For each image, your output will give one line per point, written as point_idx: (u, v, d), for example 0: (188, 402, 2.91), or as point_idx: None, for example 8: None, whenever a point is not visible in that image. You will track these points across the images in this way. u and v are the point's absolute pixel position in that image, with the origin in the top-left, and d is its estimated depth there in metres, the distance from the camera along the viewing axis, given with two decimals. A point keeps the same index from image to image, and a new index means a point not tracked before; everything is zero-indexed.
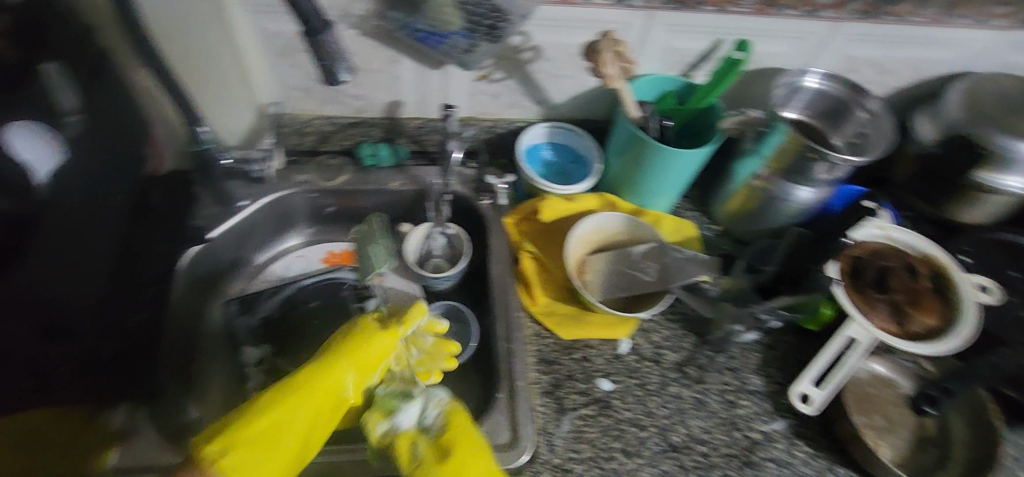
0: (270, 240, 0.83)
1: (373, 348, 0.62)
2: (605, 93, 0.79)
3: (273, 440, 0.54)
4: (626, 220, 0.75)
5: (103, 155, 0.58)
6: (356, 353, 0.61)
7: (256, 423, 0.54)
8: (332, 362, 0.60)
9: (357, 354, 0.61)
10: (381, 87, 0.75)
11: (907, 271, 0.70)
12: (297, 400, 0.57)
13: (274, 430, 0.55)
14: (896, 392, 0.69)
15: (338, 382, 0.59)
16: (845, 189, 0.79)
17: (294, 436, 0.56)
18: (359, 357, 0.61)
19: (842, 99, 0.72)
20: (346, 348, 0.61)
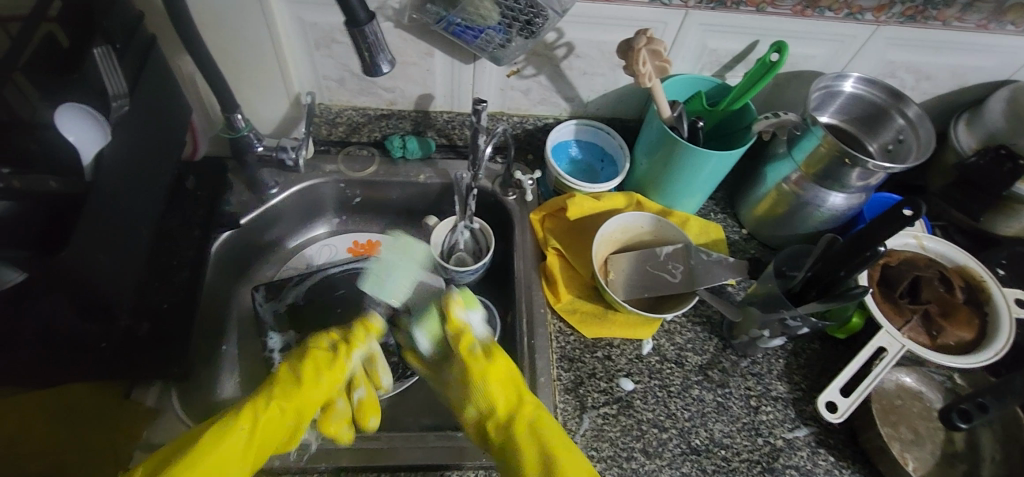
0: (300, 228, 0.86)
1: (309, 378, 0.61)
2: (636, 92, 0.79)
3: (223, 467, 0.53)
4: (653, 220, 0.74)
5: (146, 139, 0.60)
6: (309, 373, 0.61)
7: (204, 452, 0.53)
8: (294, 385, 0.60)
9: (312, 379, 0.61)
10: (413, 80, 0.75)
11: (942, 282, 0.68)
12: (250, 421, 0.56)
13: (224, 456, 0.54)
14: (924, 405, 0.68)
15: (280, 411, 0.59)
16: (880, 196, 0.77)
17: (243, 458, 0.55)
18: (310, 381, 0.61)
19: (880, 104, 0.70)
20: (307, 369, 0.62)
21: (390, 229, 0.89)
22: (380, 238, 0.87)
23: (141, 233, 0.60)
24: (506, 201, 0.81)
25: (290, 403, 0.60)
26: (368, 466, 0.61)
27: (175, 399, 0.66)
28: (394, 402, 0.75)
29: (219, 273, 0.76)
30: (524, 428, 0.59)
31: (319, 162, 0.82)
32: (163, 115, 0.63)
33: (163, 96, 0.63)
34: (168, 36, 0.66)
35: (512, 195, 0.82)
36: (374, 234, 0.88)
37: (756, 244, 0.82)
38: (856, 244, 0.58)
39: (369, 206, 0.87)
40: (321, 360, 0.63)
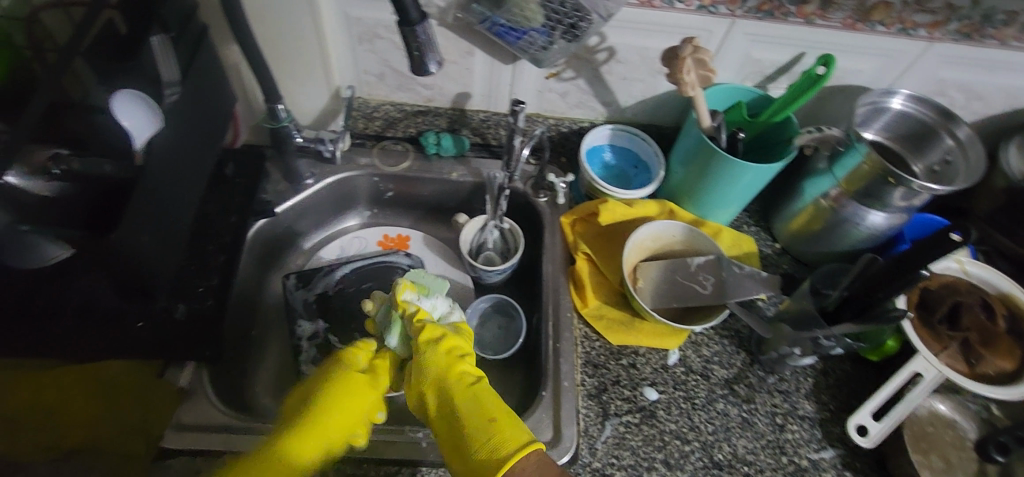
0: (331, 219, 0.87)
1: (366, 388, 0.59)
2: (675, 99, 0.78)
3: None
4: (686, 230, 0.74)
5: (195, 126, 0.61)
6: (342, 390, 0.57)
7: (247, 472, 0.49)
8: (332, 402, 0.56)
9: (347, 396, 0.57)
10: (452, 79, 0.76)
11: (983, 309, 0.66)
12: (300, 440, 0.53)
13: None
14: (958, 434, 0.66)
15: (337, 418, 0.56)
16: (922, 217, 0.75)
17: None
18: (345, 399, 0.57)
19: (928, 123, 0.69)
20: (340, 387, 0.58)
21: (420, 225, 0.90)
22: (410, 234, 0.88)
23: (185, 217, 0.61)
24: (537, 203, 0.81)
25: (334, 418, 0.55)
26: (389, 459, 0.61)
27: (206, 380, 0.67)
28: None
29: (253, 259, 0.78)
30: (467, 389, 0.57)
31: (354, 155, 0.83)
32: (210, 103, 0.64)
33: (210, 84, 0.64)
34: (218, 26, 0.67)
35: (543, 198, 0.82)
36: (403, 229, 0.88)
37: (788, 259, 0.80)
38: (900, 265, 0.56)
39: (400, 201, 0.88)
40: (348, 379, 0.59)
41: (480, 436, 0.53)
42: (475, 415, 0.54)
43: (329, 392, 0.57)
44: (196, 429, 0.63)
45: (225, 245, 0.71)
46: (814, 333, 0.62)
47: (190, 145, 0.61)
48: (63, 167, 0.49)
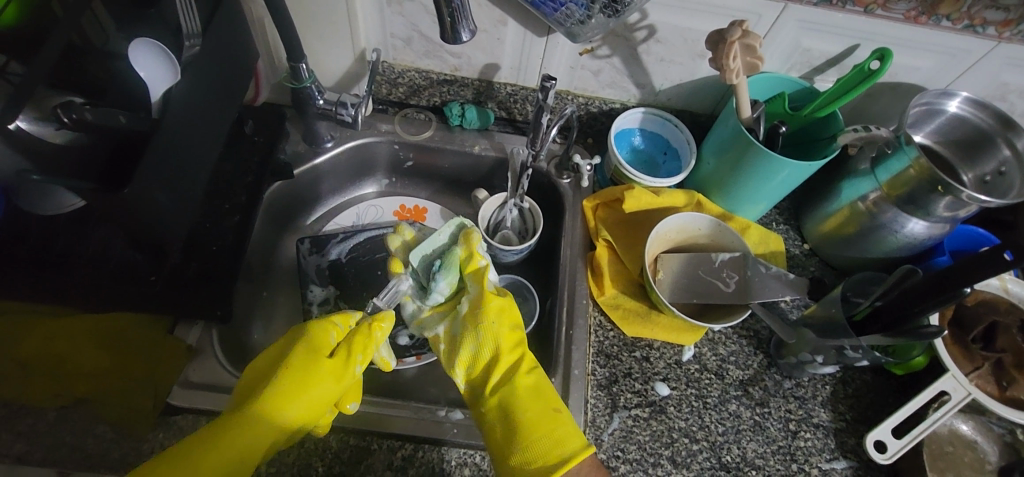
0: (349, 185, 0.85)
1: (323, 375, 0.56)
2: (714, 86, 0.74)
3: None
4: (712, 223, 0.71)
5: (217, 81, 0.59)
6: (298, 379, 0.55)
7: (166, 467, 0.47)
8: (288, 383, 0.55)
9: (301, 387, 0.55)
10: (482, 48, 0.72)
11: (1021, 331, 0.63)
12: (223, 450, 0.50)
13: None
14: (979, 456, 0.63)
15: (287, 390, 0.54)
16: (963, 229, 0.71)
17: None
18: (303, 381, 0.55)
19: (984, 130, 0.64)
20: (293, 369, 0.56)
21: (438, 197, 0.88)
22: (428, 205, 0.86)
23: (203, 175, 0.60)
24: (560, 184, 0.79)
25: (289, 386, 0.55)
26: (391, 433, 0.61)
27: (215, 340, 0.66)
28: (421, 371, 0.74)
29: (267, 220, 0.77)
30: (523, 370, 0.60)
31: (374, 121, 0.80)
32: (235, 57, 0.62)
33: (237, 38, 0.61)
34: None
35: (566, 179, 0.79)
36: (421, 200, 0.87)
37: (816, 261, 0.77)
38: (941, 282, 0.53)
39: (419, 171, 0.86)
40: (308, 347, 0.57)
41: (535, 429, 0.55)
42: (520, 431, 0.55)
43: (287, 372, 0.55)
44: (203, 387, 0.62)
45: (239, 205, 0.70)
46: (840, 342, 0.60)
47: (214, 101, 0.59)
48: (71, 116, 0.47)
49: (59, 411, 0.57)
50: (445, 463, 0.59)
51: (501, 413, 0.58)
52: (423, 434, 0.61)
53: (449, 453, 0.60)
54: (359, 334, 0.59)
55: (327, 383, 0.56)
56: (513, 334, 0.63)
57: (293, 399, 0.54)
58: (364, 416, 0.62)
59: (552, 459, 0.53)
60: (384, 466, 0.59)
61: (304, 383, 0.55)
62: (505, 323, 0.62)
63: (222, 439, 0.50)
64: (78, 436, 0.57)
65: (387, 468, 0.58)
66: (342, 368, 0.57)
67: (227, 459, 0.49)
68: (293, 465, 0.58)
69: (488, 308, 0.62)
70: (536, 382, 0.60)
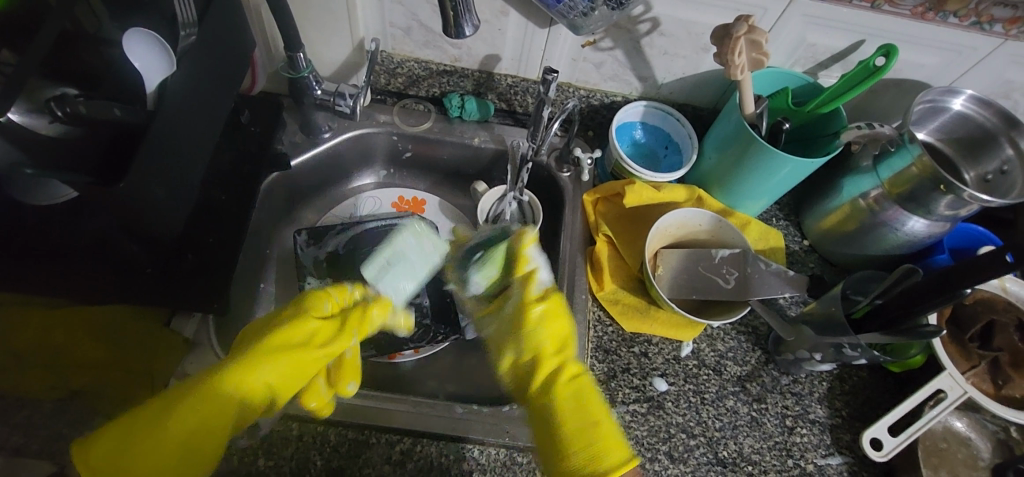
0: (348, 175, 0.85)
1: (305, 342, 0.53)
2: (716, 80, 0.73)
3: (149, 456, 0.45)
4: (713, 219, 0.70)
5: (216, 71, 0.58)
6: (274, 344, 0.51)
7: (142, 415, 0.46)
8: (266, 355, 0.50)
9: (276, 354, 0.51)
10: (483, 39, 0.71)
11: (1018, 329, 0.63)
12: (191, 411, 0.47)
13: (150, 452, 0.45)
14: (972, 453, 0.64)
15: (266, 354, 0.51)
16: (962, 227, 0.71)
17: (180, 454, 0.46)
18: (283, 354, 0.51)
19: (988, 128, 0.64)
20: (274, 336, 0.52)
21: (437, 188, 0.87)
22: (426, 197, 0.86)
23: (201, 166, 0.59)
24: (560, 177, 0.78)
25: (266, 350, 0.51)
26: (390, 427, 0.60)
27: (211, 330, 0.65)
28: (420, 364, 0.74)
29: (264, 212, 0.76)
30: (566, 376, 0.56)
31: (373, 112, 0.79)
32: (234, 46, 0.60)
33: (236, 26, 0.60)
34: None
35: (567, 172, 0.79)
36: (419, 192, 0.86)
37: (816, 257, 0.77)
38: (942, 281, 0.53)
39: (417, 162, 0.85)
40: (300, 318, 0.53)
41: (581, 439, 0.52)
42: (569, 443, 0.52)
43: (266, 345, 0.51)
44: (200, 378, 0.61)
45: (236, 196, 0.69)
46: (839, 340, 0.60)
47: (213, 92, 0.58)
48: (66, 110, 0.48)
49: (58, 403, 0.57)
50: (443, 458, 0.59)
51: (548, 424, 0.54)
52: (420, 428, 0.61)
53: (448, 448, 0.60)
54: (354, 312, 0.55)
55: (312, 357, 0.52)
56: (557, 338, 0.58)
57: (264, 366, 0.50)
58: (353, 408, 0.61)
59: (598, 470, 0.50)
60: (382, 460, 0.59)
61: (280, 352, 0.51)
62: (548, 328, 0.58)
63: (192, 402, 0.47)
64: (74, 428, 0.56)
65: (385, 463, 0.58)
66: (330, 346, 0.53)
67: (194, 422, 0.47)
68: (291, 458, 0.58)
69: (531, 316, 0.57)
70: (584, 389, 0.56)
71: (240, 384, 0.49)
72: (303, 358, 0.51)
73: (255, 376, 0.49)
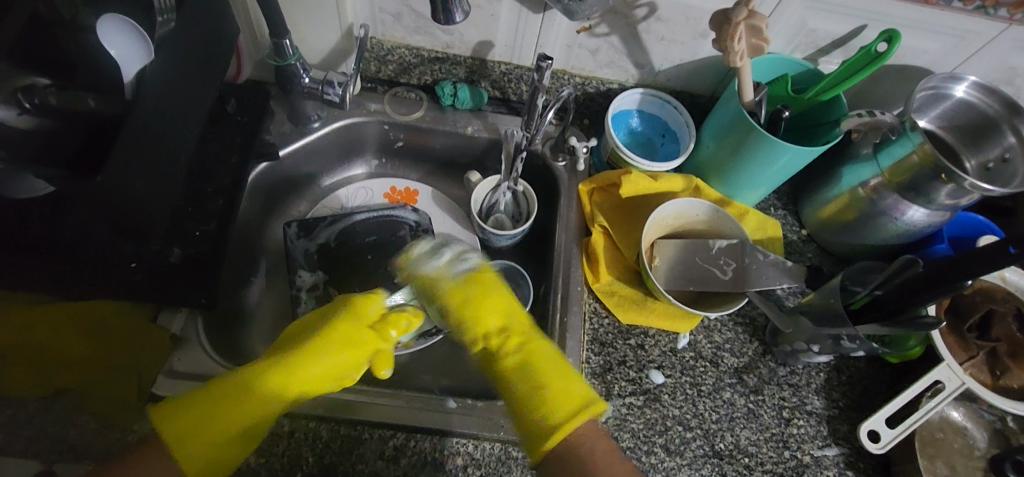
0: (338, 165, 0.83)
1: (348, 344, 0.57)
2: (715, 67, 0.72)
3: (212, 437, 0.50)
4: (710, 209, 0.69)
5: (199, 58, 0.56)
6: (320, 342, 0.56)
7: (204, 399, 0.51)
8: (309, 348, 0.56)
9: (320, 350, 0.56)
10: (475, 24, 0.69)
11: (1016, 319, 0.63)
12: (241, 401, 0.52)
13: (207, 431, 0.50)
14: (968, 443, 0.64)
15: (314, 351, 0.56)
16: (963, 216, 0.70)
17: (231, 438, 0.52)
18: (326, 348, 0.56)
19: (990, 115, 0.63)
20: (322, 336, 0.56)
21: (430, 179, 0.86)
22: (418, 188, 0.84)
23: (184, 158, 0.57)
24: (555, 167, 0.77)
25: (312, 350, 0.56)
26: (383, 423, 0.60)
27: (200, 328, 0.63)
28: (413, 357, 0.74)
29: (253, 203, 0.75)
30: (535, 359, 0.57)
31: (363, 100, 0.77)
32: (218, 31, 0.58)
33: (218, 11, 0.58)
34: None
35: (562, 162, 0.77)
36: (411, 182, 0.85)
37: (814, 247, 0.76)
38: (943, 273, 0.52)
39: (409, 152, 0.83)
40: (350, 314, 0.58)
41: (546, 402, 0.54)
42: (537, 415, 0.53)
43: (311, 342, 0.56)
44: (190, 375, 0.60)
45: (223, 188, 0.67)
46: (837, 331, 0.59)
47: (196, 80, 0.56)
48: (35, 101, 0.47)
49: (43, 400, 0.56)
50: (438, 453, 0.59)
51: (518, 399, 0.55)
52: (414, 424, 0.60)
53: (441, 443, 0.59)
54: (389, 316, 0.60)
55: (359, 352, 0.57)
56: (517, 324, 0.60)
57: (307, 364, 0.55)
58: (343, 404, 0.60)
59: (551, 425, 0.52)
60: (376, 456, 0.58)
61: (319, 350, 0.56)
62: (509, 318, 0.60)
63: (245, 393, 0.52)
64: (61, 426, 0.55)
65: (378, 459, 0.58)
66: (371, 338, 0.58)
67: (242, 408, 0.52)
68: (283, 455, 0.57)
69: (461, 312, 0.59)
70: (541, 360, 0.57)
71: (287, 379, 0.54)
72: (347, 355, 0.57)
73: (300, 371, 0.55)
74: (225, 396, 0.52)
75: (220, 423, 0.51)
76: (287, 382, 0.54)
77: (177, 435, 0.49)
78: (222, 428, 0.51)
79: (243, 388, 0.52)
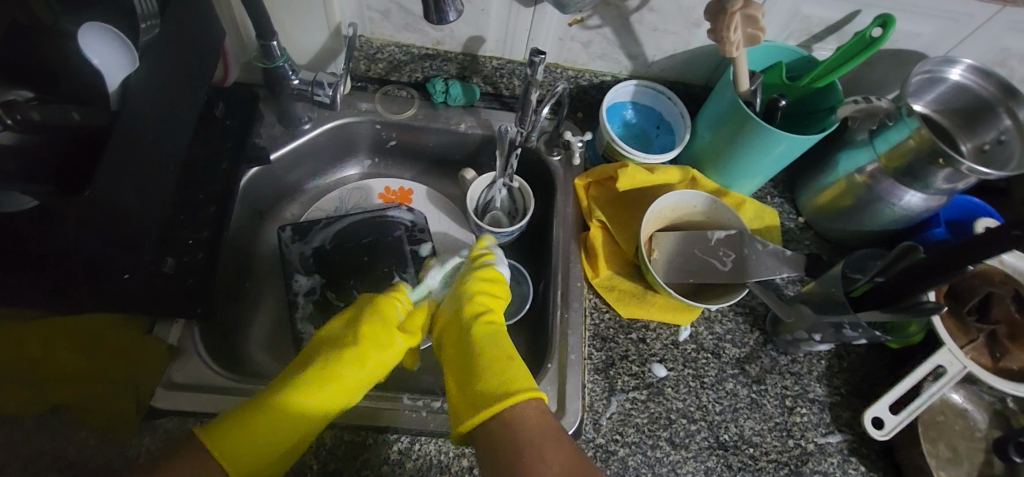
0: (332, 167, 0.82)
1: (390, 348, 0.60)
2: (709, 56, 0.71)
3: (261, 445, 0.51)
4: (708, 200, 0.69)
5: (185, 63, 0.54)
6: (362, 348, 0.59)
7: (252, 414, 0.52)
8: (353, 355, 0.58)
9: (364, 357, 0.58)
10: (465, 19, 0.68)
11: (1015, 301, 0.63)
12: (290, 409, 0.54)
13: (254, 435, 0.51)
14: (968, 425, 0.64)
15: (355, 357, 0.58)
16: (959, 199, 0.71)
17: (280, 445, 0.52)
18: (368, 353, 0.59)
19: (985, 98, 0.63)
20: (362, 340, 0.59)
21: (424, 177, 0.85)
22: (413, 187, 0.83)
23: (175, 167, 0.56)
24: (550, 162, 0.76)
25: (353, 357, 0.58)
26: (387, 428, 0.59)
27: (197, 338, 0.62)
28: (414, 358, 0.73)
29: (245, 208, 0.74)
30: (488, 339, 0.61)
31: (354, 99, 0.76)
32: (205, 35, 0.57)
33: (204, 14, 0.56)
34: None
35: (557, 156, 0.77)
36: (405, 181, 0.84)
37: (812, 234, 0.76)
38: (947, 258, 0.52)
39: (403, 151, 0.82)
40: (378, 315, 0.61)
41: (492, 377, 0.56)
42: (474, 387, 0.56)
43: (354, 349, 0.58)
44: (187, 388, 0.59)
45: (215, 195, 0.66)
46: (838, 320, 0.59)
47: (183, 87, 0.54)
48: (16, 117, 0.46)
49: (40, 418, 0.55)
50: (443, 455, 0.58)
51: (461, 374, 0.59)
52: (418, 427, 0.59)
53: (446, 445, 0.59)
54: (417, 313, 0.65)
55: (390, 352, 0.60)
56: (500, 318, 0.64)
57: (349, 369, 0.57)
58: (346, 411, 0.60)
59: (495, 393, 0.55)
60: (381, 461, 0.57)
61: (361, 357, 0.58)
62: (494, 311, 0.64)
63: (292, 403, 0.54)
64: (59, 444, 0.55)
65: (384, 464, 0.57)
66: (402, 337, 0.61)
67: (288, 415, 0.53)
68: (287, 463, 0.56)
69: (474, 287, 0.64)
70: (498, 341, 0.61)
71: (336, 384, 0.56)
72: (380, 358, 0.59)
73: (337, 379, 0.57)
74: (278, 405, 0.53)
75: (270, 433, 0.52)
76: (333, 390, 0.56)
77: (226, 450, 0.50)
78: (276, 441, 0.52)
79: (288, 398, 0.54)
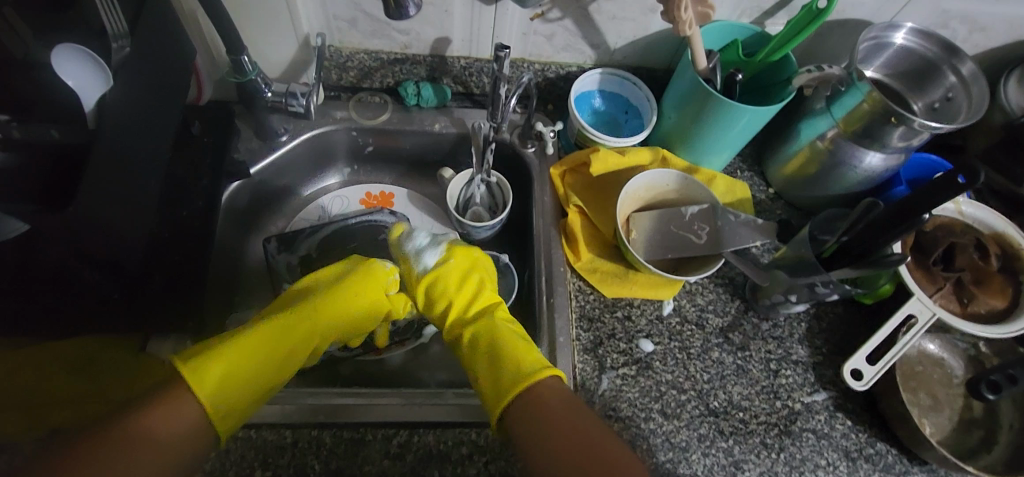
0: (311, 176, 0.83)
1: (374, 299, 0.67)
2: (669, 40, 0.74)
3: (229, 377, 0.57)
4: (679, 177, 0.71)
5: (157, 82, 0.55)
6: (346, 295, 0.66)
7: (233, 344, 0.59)
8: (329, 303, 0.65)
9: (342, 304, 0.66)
10: (431, 22, 0.70)
11: (977, 248, 0.66)
12: (263, 344, 0.61)
13: (229, 366, 0.57)
14: (945, 372, 0.67)
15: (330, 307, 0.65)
16: (917, 158, 0.74)
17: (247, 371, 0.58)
18: (348, 301, 0.66)
19: (930, 59, 0.66)
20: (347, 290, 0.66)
21: (403, 180, 0.87)
22: (394, 190, 0.85)
23: (155, 185, 0.57)
24: (525, 154, 0.78)
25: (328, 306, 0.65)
26: (385, 422, 0.60)
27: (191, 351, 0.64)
28: (408, 357, 0.75)
29: (228, 223, 0.75)
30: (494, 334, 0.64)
31: (329, 109, 0.78)
32: (174, 54, 0.58)
33: (171, 34, 0.57)
34: None
35: (531, 148, 0.79)
36: (385, 186, 0.86)
37: (782, 204, 0.79)
38: (903, 208, 0.55)
39: (380, 156, 0.84)
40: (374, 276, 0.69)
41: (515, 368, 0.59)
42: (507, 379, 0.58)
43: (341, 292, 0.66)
44: None
45: (197, 210, 0.67)
46: (811, 280, 0.61)
47: (157, 105, 0.56)
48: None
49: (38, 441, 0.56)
50: (443, 444, 0.59)
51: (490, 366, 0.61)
52: (417, 419, 0.61)
53: (444, 434, 0.60)
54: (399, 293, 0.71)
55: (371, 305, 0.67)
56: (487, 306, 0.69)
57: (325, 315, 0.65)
58: (342, 409, 0.61)
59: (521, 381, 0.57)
60: (382, 455, 0.58)
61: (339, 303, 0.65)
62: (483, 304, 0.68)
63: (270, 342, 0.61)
64: None
65: (384, 457, 0.58)
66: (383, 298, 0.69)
67: (262, 352, 0.60)
68: (290, 466, 0.57)
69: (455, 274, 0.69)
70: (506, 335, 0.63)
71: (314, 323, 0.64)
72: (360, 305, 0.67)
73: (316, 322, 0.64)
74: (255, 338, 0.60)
75: (239, 366, 0.58)
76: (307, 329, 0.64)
77: (201, 370, 0.56)
78: (243, 367, 0.58)
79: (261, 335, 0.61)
